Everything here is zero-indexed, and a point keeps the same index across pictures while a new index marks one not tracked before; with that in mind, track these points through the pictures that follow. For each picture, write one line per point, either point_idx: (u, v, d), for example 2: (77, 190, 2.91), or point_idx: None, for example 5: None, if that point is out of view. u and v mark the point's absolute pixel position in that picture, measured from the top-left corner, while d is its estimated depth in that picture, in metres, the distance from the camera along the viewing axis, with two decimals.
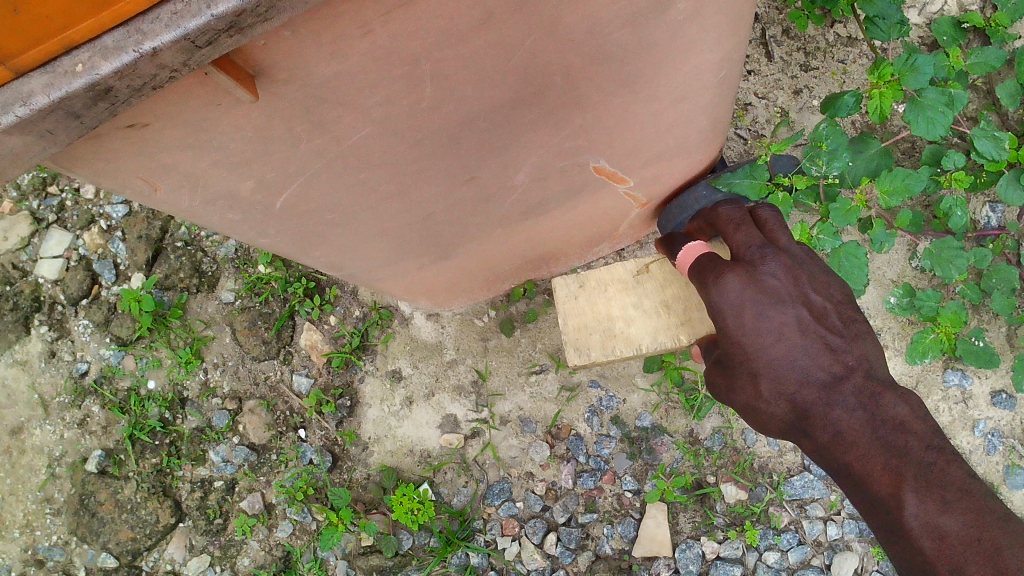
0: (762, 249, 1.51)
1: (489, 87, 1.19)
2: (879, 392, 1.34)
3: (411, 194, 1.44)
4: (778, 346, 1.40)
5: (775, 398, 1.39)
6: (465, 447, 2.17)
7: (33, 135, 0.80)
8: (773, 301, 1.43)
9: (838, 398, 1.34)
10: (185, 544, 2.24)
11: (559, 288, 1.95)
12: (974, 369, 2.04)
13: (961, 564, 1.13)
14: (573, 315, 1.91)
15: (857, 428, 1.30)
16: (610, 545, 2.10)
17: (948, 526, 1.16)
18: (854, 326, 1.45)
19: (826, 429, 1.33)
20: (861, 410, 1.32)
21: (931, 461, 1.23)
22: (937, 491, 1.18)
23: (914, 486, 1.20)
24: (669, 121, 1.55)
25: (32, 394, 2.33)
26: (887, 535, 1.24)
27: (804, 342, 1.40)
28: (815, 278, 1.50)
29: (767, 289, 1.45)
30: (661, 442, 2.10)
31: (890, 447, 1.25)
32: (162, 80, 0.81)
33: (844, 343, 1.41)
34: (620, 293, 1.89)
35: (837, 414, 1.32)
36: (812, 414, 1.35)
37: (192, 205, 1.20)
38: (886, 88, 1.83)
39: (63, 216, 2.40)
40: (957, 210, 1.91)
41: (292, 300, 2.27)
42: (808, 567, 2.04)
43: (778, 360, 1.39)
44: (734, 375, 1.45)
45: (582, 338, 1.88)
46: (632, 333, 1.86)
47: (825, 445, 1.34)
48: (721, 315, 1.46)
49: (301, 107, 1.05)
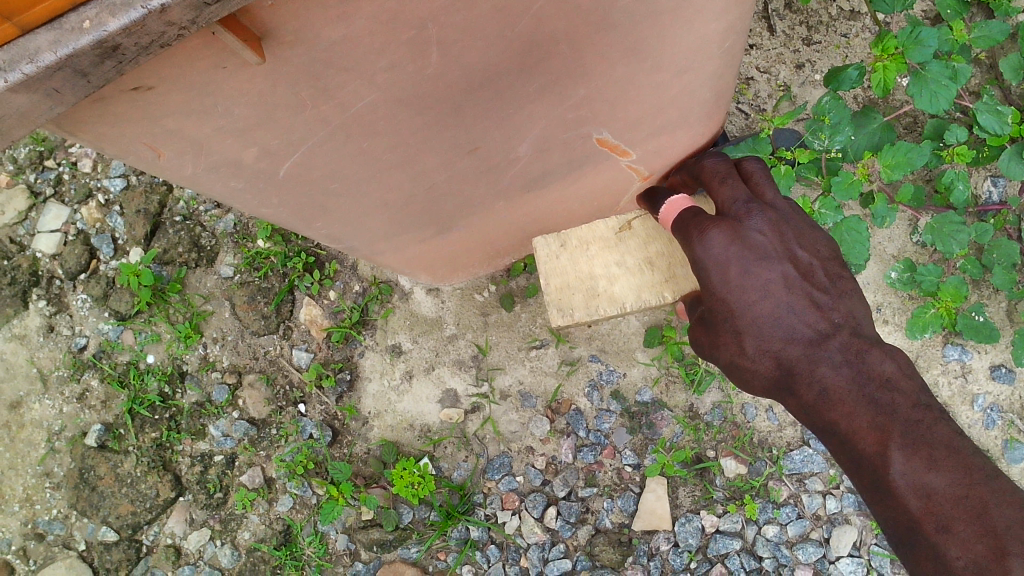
0: (748, 204, 1.42)
1: (494, 54, 1.18)
2: (865, 349, 1.29)
3: (414, 164, 1.43)
4: (764, 303, 1.33)
5: (759, 355, 1.32)
6: (465, 421, 2.17)
7: (39, 94, 0.79)
8: (759, 257, 1.35)
9: (823, 354, 1.28)
10: (185, 518, 2.24)
11: (541, 247, 1.92)
12: (974, 344, 2.04)
13: (948, 523, 1.11)
14: (555, 275, 1.88)
15: (843, 386, 1.25)
16: (610, 519, 2.10)
17: (934, 484, 1.13)
18: (841, 284, 1.39)
19: (812, 387, 1.28)
20: (847, 368, 1.27)
21: (918, 418, 1.19)
22: (924, 449, 1.15)
23: (901, 445, 1.16)
24: (673, 92, 1.54)
25: (31, 368, 2.32)
26: (873, 496, 1.21)
27: (790, 300, 1.33)
28: (802, 234, 1.41)
29: (753, 245, 1.35)
30: (661, 417, 2.11)
31: (876, 405, 1.22)
32: (170, 38, 0.80)
33: (830, 300, 1.35)
34: (603, 251, 1.86)
35: (823, 372, 1.27)
36: (797, 372, 1.29)
37: (195, 172, 1.19)
38: (890, 61, 1.82)
39: (60, 189, 2.39)
40: (958, 184, 1.92)
41: (292, 274, 2.26)
42: (807, 541, 2.05)
43: (763, 318, 1.32)
44: (717, 333, 1.37)
45: (564, 298, 1.85)
46: (616, 292, 1.83)
47: (810, 405, 1.29)
48: (704, 272, 1.37)
49: (307, 71, 1.04)
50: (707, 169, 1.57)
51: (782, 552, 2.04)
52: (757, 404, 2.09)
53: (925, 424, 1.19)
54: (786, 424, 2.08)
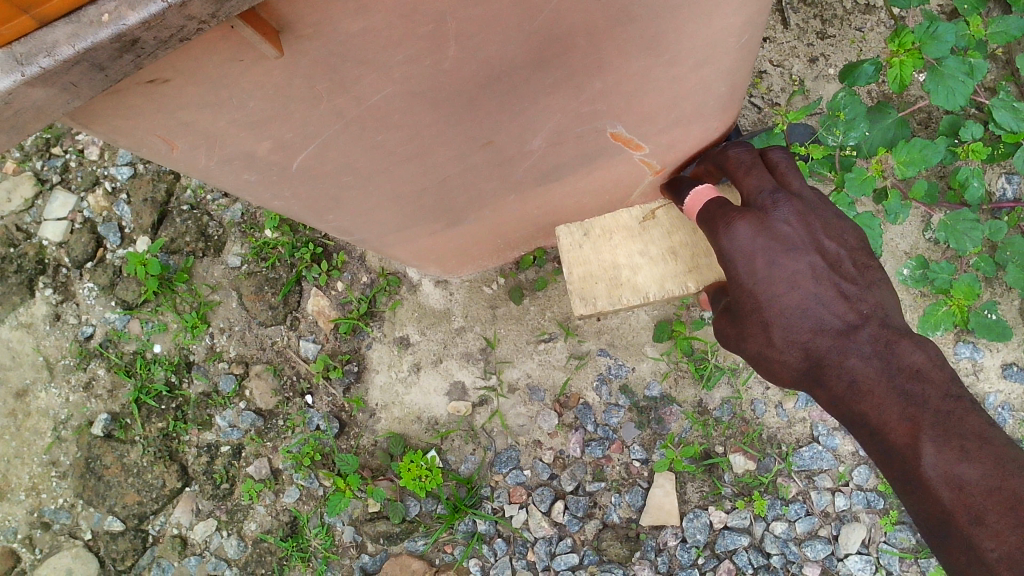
0: (774, 194, 1.39)
1: (511, 47, 1.16)
2: (895, 340, 1.26)
3: (427, 158, 1.41)
4: (792, 294, 1.30)
5: (787, 346, 1.31)
6: (473, 414, 2.17)
7: (56, 87, 0.78)
8: (787, 249, 1.32)
9: (854, 344, 1.26)
10: (192, 509, 2.23)
11: (563, 237, 1.93)
12: (985, 342, 2.03)
13: (981, 515, 1.10)
14: (578, 264, 1.88)
15: (872, 376, 1.23)
16: (618, 514, 2.09)
17: (967, 476, 1.12)
18: (868, 274, 1.36)
19: (841, 378, 1.26)
20: (878, 359, 1.24)
21: (949, 410, 1.17)
22: (956, 440, 1.14)
23: (932, 436, 1.15)
24: (689, 85, 1.53)
25: (37, 356, 2.31)
26: (903, 487, 1.20)
27: (818, 291, 1.30)
28: (828, 225, 1.39)
29: (780, 235, 1.32)
30: (670, 412, 2.10)
31: (906, 395, 1.19)
32: (189, 32, 0.79)
33: (858, 291, 1.32)
34: (626, 241, 1.87)
35: (852, 362, 1.25)
36: (826, 363, 1.28)
37: (208, 164, 1.18)
38: (906, 57, 1.80)
39: (67, 177, 2.38)
40: (973, 180, 1.92)
41: (300, 265, 2.25)
42: (816, 538, 2.04)
43: (791, 310, 1.29)
44: (744, 323, 1.36)
45: (588, 287, 1.86)
46: (639, 281, 1.84)
47: (839, 395, 1.27)
48: (731, 263, 1.34)
49: (324, 64, 1.03)
50: (730, 159, 1.54)
51: (791, 548, 2.03)
52: (766, 400, 2.08)
53: (956, 415, 1.17)
54: (795, 421, 2.07)
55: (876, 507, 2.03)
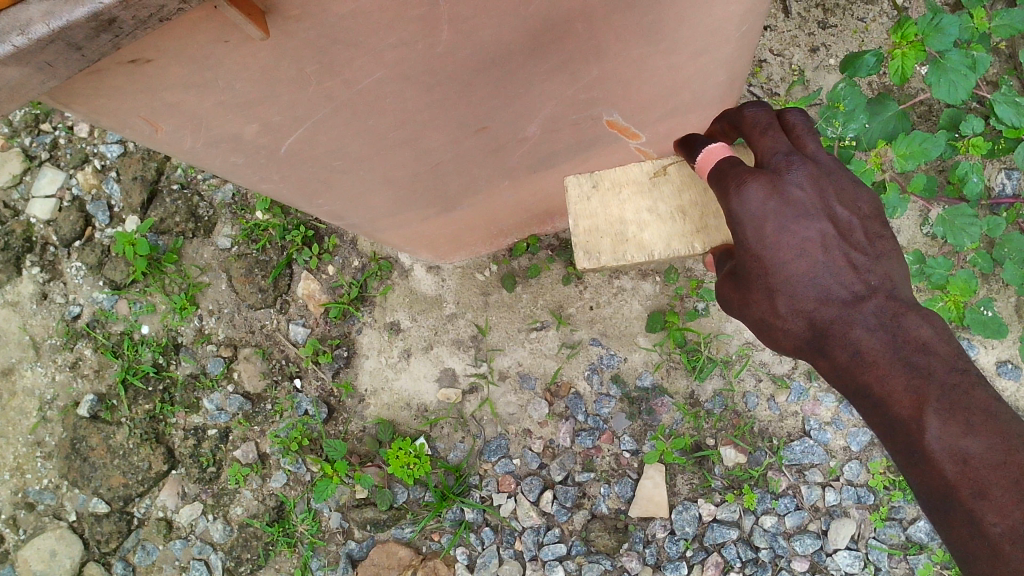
0: (791, 155, 1.18)
1: (505, 33, 1.14)
2: (905, 311, 1.10)
3: (419, 142, 1.39)
4: (800, 260, 1.13)
5: (791, 316, 1.14)
6: (463, 402, 2.15)
7: (31, 67, 0.75)
8: (798, 212, 1.13)
9: (860, 315, 1.10)
10: (177, 492, 2.22)
11: (569, 186, 1.55)
12: (981, 339, 2.02)
13: (985, 488, 0.96)
14: (582, 217, 1.52)
15: (878, 348, 1.08)
16: (607, 504, 2.07)
17: (972, 449, 0.98)
18: (879, 245, 1.17)
19: (845, 349, 1.10)
20: (883, 330, 1.08)
21: (956, 382, 1.02)
22: (961, 412, 0.99)
23: (937, 407, 1.00)
24: (688, 73, 1.51)
25: (23, 336, 2.29)
26: (906, 462, 1.04)
27: (827, 258, 1.13)
28: (845, 191, 1.19)
29: (794, 199, 1.13)
30: (660, 403, 2.08)
31: (911, 366, 1.04)
32: (170, 12, 0.76)
33: (867, 261, 1.14)
34: (637, 193, 1.51)
35: (858, 333, 1.09)
36: (829, 333, 1.12)
37: (194, 146, 1.15)
38: (908, 49, 1.77)
39: (55, 154, 2.35)
40: (972, 176, 1.88)
41: (290, 248, 2.22)
42: (805, 533, 2.01)
43: (798, 277, 1.12)
44: (745, 289, 1.18)
45: (591, 242, 1.51)
46: (647, 240, 1.49)
47: (842, 367, 1.11)
48: (736, 227, 1.15)
49: (314, 46, 1.00)
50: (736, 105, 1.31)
51: (779, 543, 2.01)
52: (758, 393, 2.06)
53: (965, 386, 1.02)
54: (787, 414, 2.05)
55: (866, 502, 2.01)
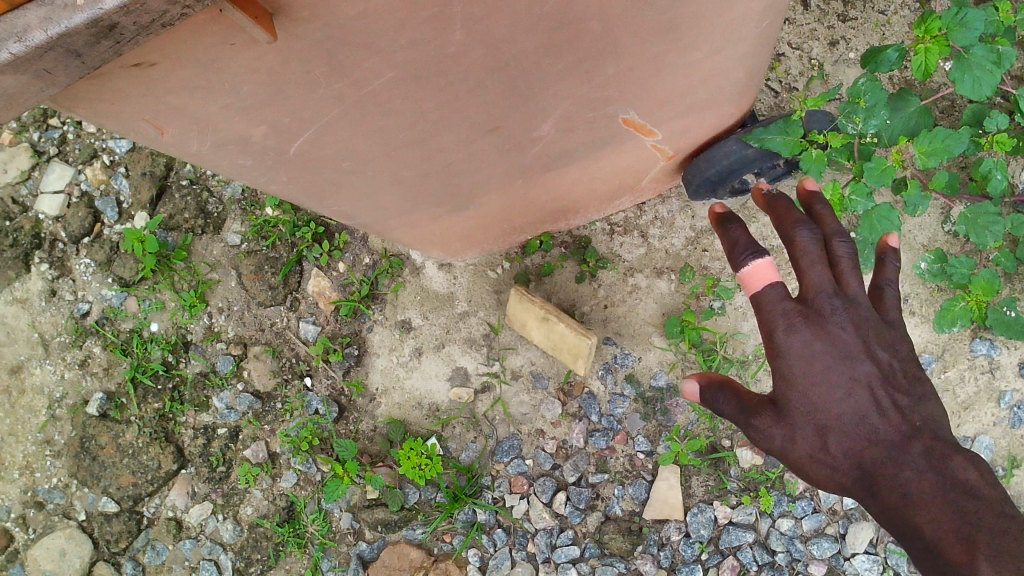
0: (837, 297, 1.18)
1: (520, 33, 1.10)
2: (949, 454, 1.11)
3: (431, 143, 1.35)
4: (847, 402, 1.13)
5: (839, 455, 1.13)
6: (475, 402, 2.12)
7: (29, 74, 0.72)
8: (844, 355, 1.15)
9: (909, 456, 1.10)
10: (187, 491, 2.20)
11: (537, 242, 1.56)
12: (1003, 339, 1.95)
13: None
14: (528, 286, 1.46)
15: (929, 491, 1.08)
16: (621, 506, 2.05)
17: None
18: (918, 386, 1.18)
19: (893, 492, 1.09)
20: (932, 474, 1.09)
21: (1004, 530, 1.06)
22: (1014, 560, 1.03)
23: (990, 557, 1.03)
24: (706, 71, 1.47)
25: (32, 333, 2.27)
26: None
27: (875, 402, 1.13)
28: (882, 333, 1.19)
29: (839, 342, 1.15)
30: (676, 403, 2.04)
31: (960, 513, 1.06)
32: (174, 17, 0.72)
33: (911, 404, 1.15)
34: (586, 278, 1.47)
35: (908, 475, 1.09)
36: (876, 475, 1.11)
37: (201, 148, 1.13)
38: (932, 43, 1.71)
39: (64, 149, 2.32)
40: (997, 173, 1.83)
41: (301, 244, 2.20)
42: (822, 536, 1.98)
43: (848, 419, 1.12)
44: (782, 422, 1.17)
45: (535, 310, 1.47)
46: None
47: (889, 510, 1.11)
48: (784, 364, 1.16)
49: (322, 48, 0.97)
50: (785, 216, 1.27)
51: (796, 547, 1.98)
52: None
53: (1013, 536, 1.05)
54: None
55: None
